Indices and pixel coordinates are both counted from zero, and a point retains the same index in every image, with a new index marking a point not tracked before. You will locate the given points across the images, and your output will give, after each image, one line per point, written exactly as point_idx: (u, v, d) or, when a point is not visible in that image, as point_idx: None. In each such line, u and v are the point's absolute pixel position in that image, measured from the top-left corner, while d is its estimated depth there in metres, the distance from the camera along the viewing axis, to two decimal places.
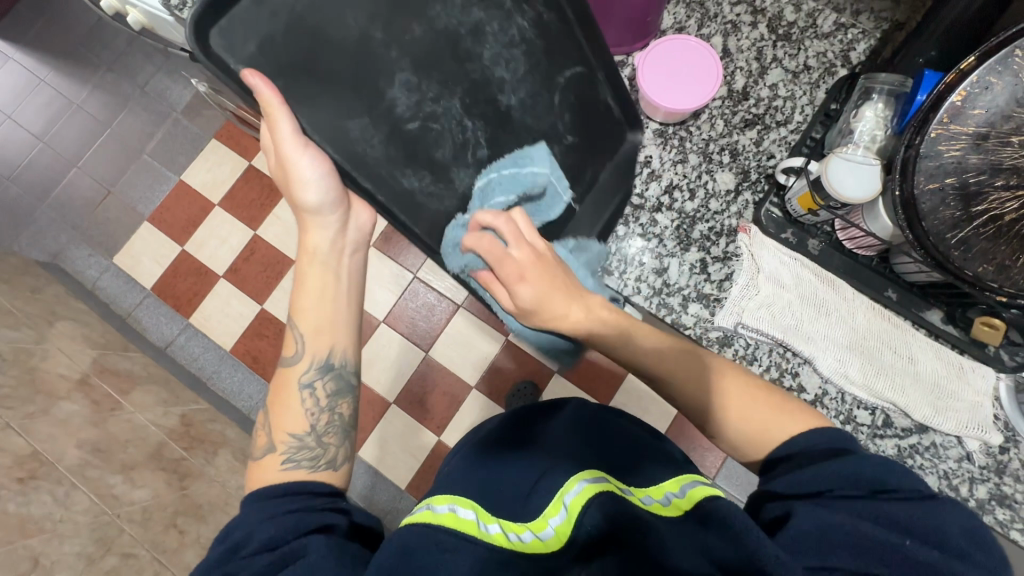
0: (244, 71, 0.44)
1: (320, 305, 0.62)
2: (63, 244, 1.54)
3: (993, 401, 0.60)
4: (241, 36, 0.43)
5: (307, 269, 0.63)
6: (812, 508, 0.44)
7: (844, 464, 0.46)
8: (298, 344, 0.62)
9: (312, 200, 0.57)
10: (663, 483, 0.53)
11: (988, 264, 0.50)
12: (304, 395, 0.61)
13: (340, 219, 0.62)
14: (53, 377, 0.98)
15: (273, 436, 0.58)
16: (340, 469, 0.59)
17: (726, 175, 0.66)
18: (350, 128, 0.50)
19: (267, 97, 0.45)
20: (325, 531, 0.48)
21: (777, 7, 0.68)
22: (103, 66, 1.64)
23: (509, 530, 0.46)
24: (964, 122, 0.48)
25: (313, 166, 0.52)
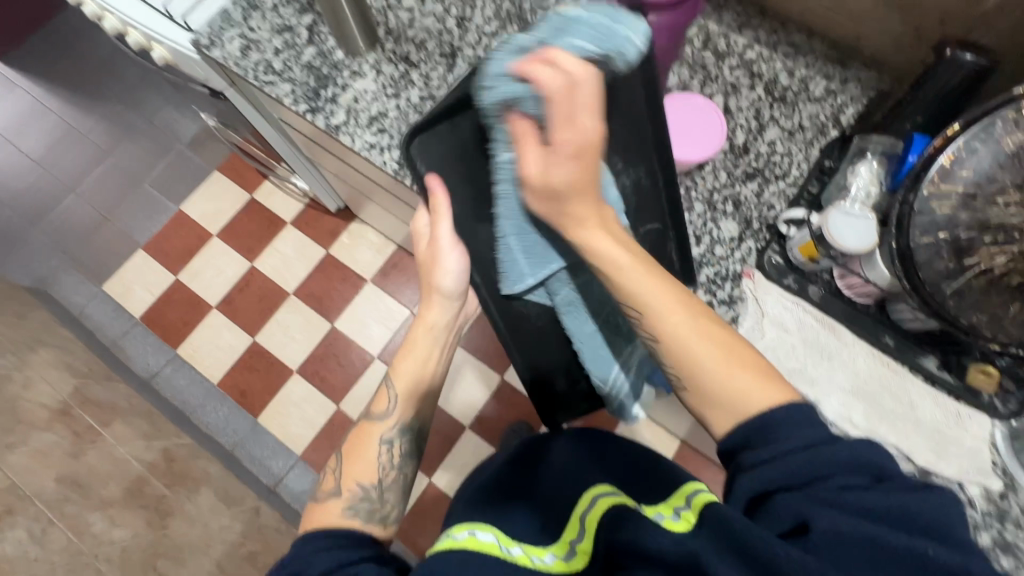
0: (428, 175, 0.53)
1: (419, 372, 0.64)
2: (51, 270, 1.51)
3: (991, 448, 0.60)
4: (440, 151, 0.54)
5: (418, 336, 0.65)
6: (825, 518, 0.37)
7: (839, 450, 0.40)
8: (390, 402, 0.63)
9: (451, 282, 0.60)
10: (669, 499, 0.51)
11: (981, 313, 0.53)
12: (380, 449, 0.61)
13: (459, 305, 0.64)
14: (33, 407, 0.94)
15: (341, 481, 0.57)
16: (389, 528, 0.57)
17: (730, 224, 0.69)
18: (480, 230, 0.57)
19: (439, 198, 0.54)
20: (375, 560, 0.48)
21: (772, 72, 0.74)
22: (110, 97, 1.67)
23: (532, 553, 0.50)
24: (954, 181, 0.52)
25: (458, 258, 0.58)
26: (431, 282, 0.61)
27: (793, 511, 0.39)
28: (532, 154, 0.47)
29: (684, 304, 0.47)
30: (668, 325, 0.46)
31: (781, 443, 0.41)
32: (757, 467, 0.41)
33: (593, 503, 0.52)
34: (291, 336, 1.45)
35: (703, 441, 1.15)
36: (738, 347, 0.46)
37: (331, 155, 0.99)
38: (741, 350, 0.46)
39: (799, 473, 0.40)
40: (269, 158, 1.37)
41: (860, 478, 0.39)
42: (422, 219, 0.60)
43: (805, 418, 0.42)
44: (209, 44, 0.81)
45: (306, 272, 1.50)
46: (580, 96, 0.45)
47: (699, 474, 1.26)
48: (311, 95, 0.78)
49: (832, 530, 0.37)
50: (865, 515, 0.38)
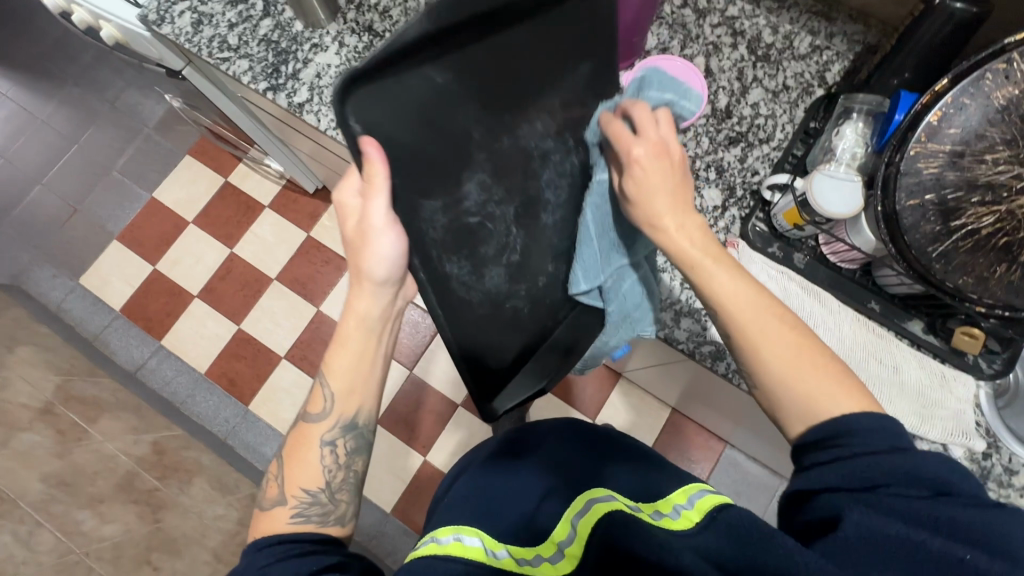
0: (363, 138, 0.40)
1: (356, 368, 0.57)
2: (24, 265, 1.47)
3: (974, 407, 0.61)
4: (379, 111, 0.41)
5: (351, 329, 0.57)
6: (860, 516, 0.40)
7: (904, 461, 0.42)
8: (326, 402, 0.57)
9: (381, 269, 0.52)
10: (670, 496, 0.52)
11: (967, 276, 0.52)
12: (323, 452, 0.57)
13: (395, 291, 0.57)
14: (13, 407, 0.93)
15: (284, 488, 0.55)
16: (348, 526, 0.57)
17: (713, 191, 0.67)
18: (421, 208, 0.45)
19: (377, 170, 0.42)
20: (339, 567, 0.48)
21: (755, 29, 0.70)
22: (69, 80, 1.59)
23: (518, 555, 0.49)
24: (941, 140, 0.50)
25: (392, 241, 0.48)
26: (361, 267, 0.53)
27: (832, 506, 0.42)
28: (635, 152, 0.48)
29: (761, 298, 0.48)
30: (739, 320, 0.47)
31: (857, 441, 0.44)
32: (814, 468, 0.45)
33: (586, 509, 0.51)
34: (276, 321, 1.43)
35: (692, 408, 1.16)
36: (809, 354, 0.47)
37: (300, 134, 0.94)
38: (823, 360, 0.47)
39: (855, 478, 0.43)
40: (240, 140, 1.32)
41: (914, 489, 0.41)
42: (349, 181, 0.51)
43: (881, 428, 0.44)
44: (158, 19, 0.75)
45: (288, 256, 1.46)
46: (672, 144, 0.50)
47: (691, 439, 1.28)
48: (271, 72, 0.74)
49: (862, 530, 0.40)
50: (906, 517, 0.40)
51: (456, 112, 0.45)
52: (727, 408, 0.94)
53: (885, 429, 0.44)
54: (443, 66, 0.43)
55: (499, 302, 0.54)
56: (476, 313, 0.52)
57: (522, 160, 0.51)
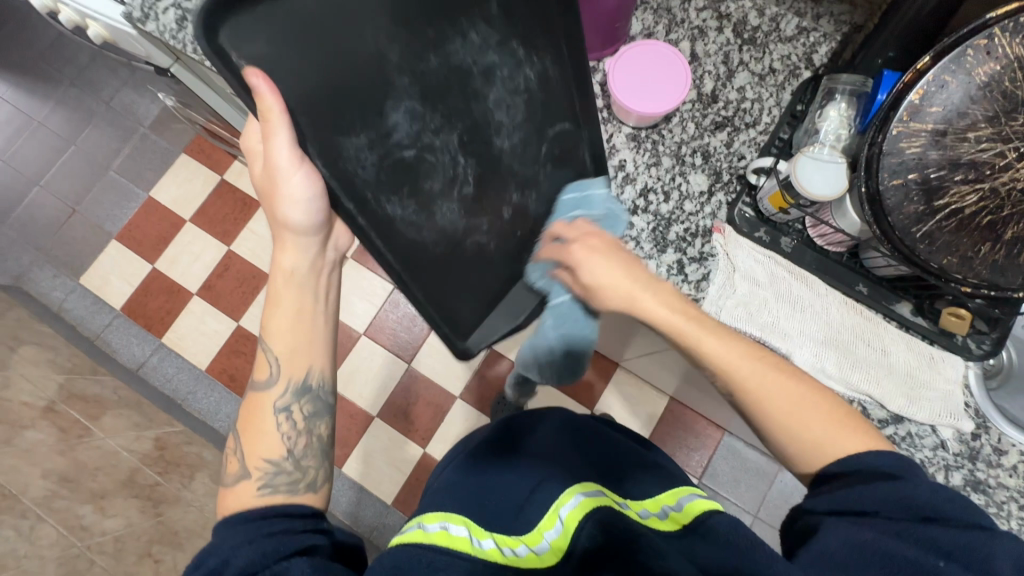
0: (247, 71, 0.38)
1: (295, 324, 0.60)
2: (25, 266, 1.48)
3: (963, 389, 0.60)
4: (262, 42, 0.39)
5: (281, 286, 0.61)
6: (838, 532, 0.43)
7: (892, 489, 0.44)
8: (272, 366, 0.59)
9: (300, 215, 0.55)
10: (659, 497, 0.55)
11: (952, 256, 0.51)
12: (279, 419, 0.58)
13: (321, 241, 0.61)
14: (16, 406, 0.94)
15: (246, 461, 0.56)
16: (320, 493, 0.57)
17: (699, 177, 0.67)
18: (344, 146, 0.44)
19: (271, 103, 0.39)
20: (307, 551, 0.47)
21: (741, 12, 0.70)
22: (64, 82, 1.59)
23: (504, 544, 0.48)
24: (922, 119, 0.49)
25: (303, 184, 0.50)
26: (279, 217, 0.56)
27: (818, 526, 0.45)
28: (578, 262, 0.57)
29: (750, 361, 0.53)
30: (740, 377, 0.53)
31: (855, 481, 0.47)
32: (812, 496, 0.48)
33: (576, 500, 0.50)
34: None
35: (689, 396, 1.16)
36: (815, 398, 0.52)
37: None
38: (827, 405, 0.52)
39: (842, 502, 0.46)
40: (233, 137, 1.32)
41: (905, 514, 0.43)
42: (255, 131, 0.54)
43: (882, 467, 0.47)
44: (143, 17, 0.76)
45: None
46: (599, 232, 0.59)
47: (689, 428, 1.28)
48: None
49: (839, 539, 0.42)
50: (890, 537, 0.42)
51: (364, 30, 0.43)
52: None
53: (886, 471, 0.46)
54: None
55: (457, 240, 0.56)
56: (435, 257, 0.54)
57: (460, 80, 0.50)
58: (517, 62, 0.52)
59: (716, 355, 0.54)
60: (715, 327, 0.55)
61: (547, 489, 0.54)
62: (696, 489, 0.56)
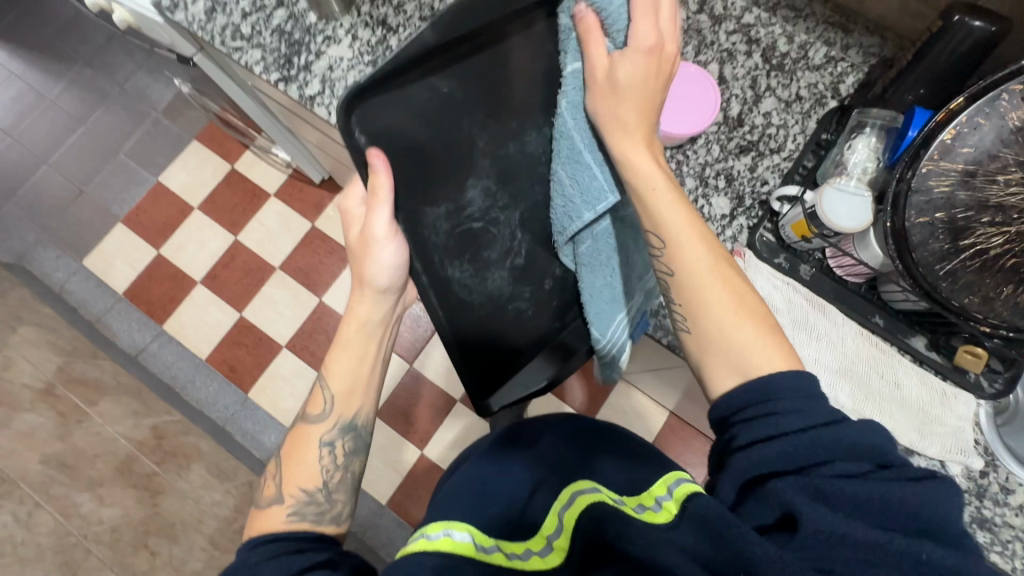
0: (369, 150, 0.44)
1: (355, 370, 0.59)
2: (29, 245, 1.47)
3: (973, 426, 0.61)
4: (388, 116, 0.45)
5: (351, 333, 0.59)
6: (816, 513, 0.37)
7: (839, 434, 0.40)
8: (326, 403, 0.58)
9: (381, 277, 0.54)
10: (652, 488, 0.51)
11: (973, 295, 0.52)
12: (322, 453, 0.57)
13: (397, 296, 0.59)
14: (15, 387, 0.93)
15: (282, 488, 0.55)
16: (344, 525, 0.57)
17: (722, 200, 0.67)
18: (426, 215, 0.48)
19: (381, 178, 0.44)
20: (329, 564, 0.47)
21: (770, 38, 0.70)
22: (79, 61, 1.58)
23: (509, 550, 0.49)
24: (953, 159, 0.50)
25: (393, 251, 0.51)
26: (362, 274, 0.55)
27: (783, 501, 0.39)
28: (597, 56, 0.49)
29: (695, 218, 0.50)
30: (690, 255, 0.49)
31: (785, 419, 0.41)
32: (752, 448, 0.42)
33: (571, 501, 0.50)
34: (278, 310, 1.43)
35: (690, 412, 1.16)
36: (747, 296, 0.48)
37: (309, 126, 0.94)
38: (752, 303, 0.48)
39: (790, 457, 0.40)
40: (247, 127, 1.32)
41: (858, 466, 0.39)
42: (356, 194, 0.55)
43: (803, 388, 0.43)
44: (172, 6, 0.75)
45: (292, 245, 1.46)
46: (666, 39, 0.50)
47: (687, 444, 1.28)
48: (283, 63, 0.74)
49: (818, 526, 0.37)
50: (856, 508, 0.37)
51: (462, 119, 0.48)
52: None
53: (819, 401, 0.42)
54: (446, 75, 0.47)
55: (501, 305, 0.56)
56: (479, 316, 0.55)
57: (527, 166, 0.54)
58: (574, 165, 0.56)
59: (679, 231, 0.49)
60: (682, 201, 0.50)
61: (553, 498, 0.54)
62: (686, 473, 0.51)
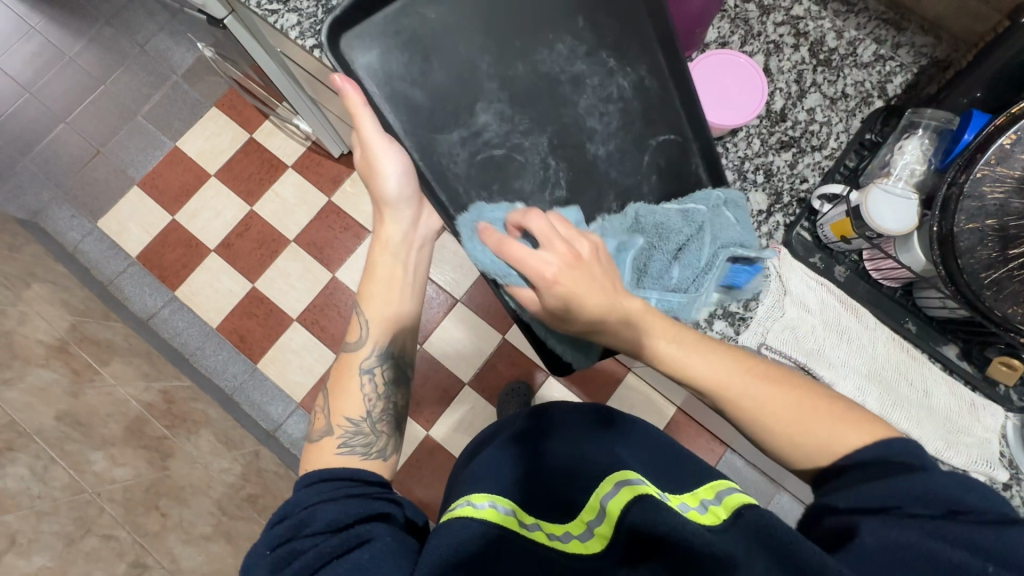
0: (336, 80, 0.54)
1: (389, 291, 0.62)
2: (44, 203, 1.46)
3: (1000, 438, 0.60)
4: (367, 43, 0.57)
5: (378, 258, 0.63)
6: (876, 529, 0.38)
7: (915, 482, 0.40)
8: (362, 329, 0.62)
9: (392, 189, 0.60)
10: (697, 489, 0.49)
11: (1018, 306, 0.50)
12: (363, 380, 0.61)
13: (417, 214, 0.63)
14: (30, 343, 0.93)
15: (329, 418, 0.57)
16: (389, 461, 0.58)
17: (759, 195, 0.66)
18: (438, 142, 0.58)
19: (351, 95, 0.54)
20: (385, 518, 0.48)
21: (819, 32, 0.68)
22: (100, 20, 1.56)
23: (549, 531, 0.49)
24: (1011, 165, 0.48)
25: (394, 156, 0.58)
26: (377, 194, 0.60)
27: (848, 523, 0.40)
28: (534, 299, 0.54)
29: (724, 369, 0.50)
30: (742, 407, 0.50)
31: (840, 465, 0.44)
32: (832, 493, 0.44)
33: (615, 489, 0.48)
34: (290, 282, 1.43)
35: (698, 409, 1.16)
36: (782, 386, 0.50)
37: (336, 96, 0.93)
38: (792, 389, 0.50)
39: (868, 498, 0.41)
40: (269, 96, 1.30)
41: (929, 510, 0.39)
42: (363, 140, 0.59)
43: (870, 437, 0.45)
44: None
45: (308, 219, 1.45)
46: (576, 249, 0.51)
47: (693, 440, 1.28)
48: (319, 28, 0.72)
49: (876, 540, 0.38)
50: (910, 528, 0.38)
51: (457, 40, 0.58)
52: None
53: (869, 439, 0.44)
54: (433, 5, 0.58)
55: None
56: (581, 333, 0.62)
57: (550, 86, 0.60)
58: (607, 71, 0.61)
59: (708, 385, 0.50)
60: (694, 340, 0.51)
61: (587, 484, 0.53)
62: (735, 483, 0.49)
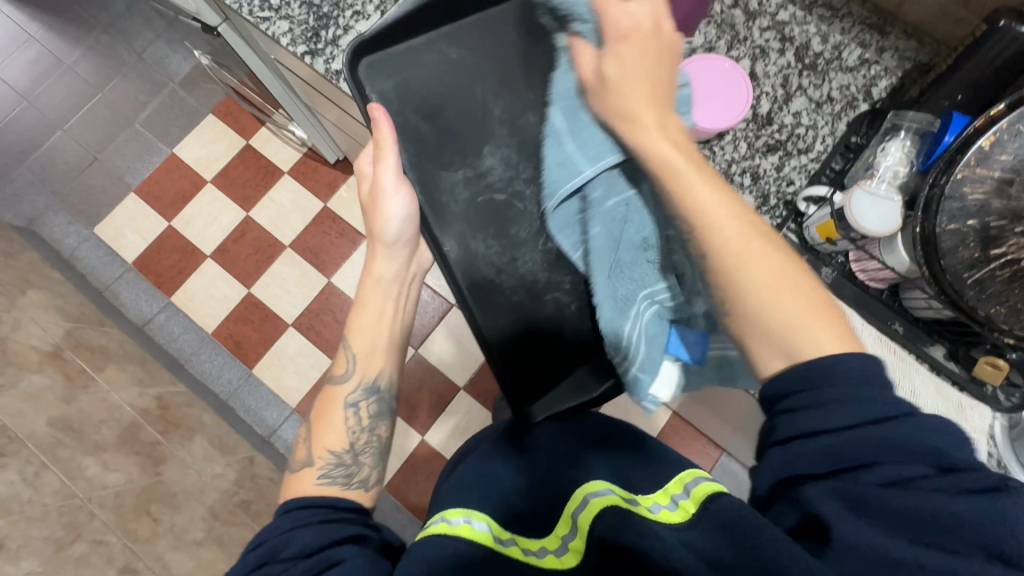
0: (370, 108, 0.54)
1: (376, 329, 0.63)
2: (41, 209, 1.47)
3: (987, 438, 0.61)
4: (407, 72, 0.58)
5: (368, 293, 0.64)
6: (847, 520, 0.35)
7: (894, 434, 0.37)
8: (348, 363, 0.61)
9: (392, 229, 0.61)
10: (668, 486, 0.50)
11: (1000, 305, 0.51)
12: (348, 413, 0.60)
13: (409, 252, 0.65)
14: (23, 349, 0.93)
15: (312, 450, 0.57)
16: (371, 491, 0.57)
17: (746, 198, 0.66)
18: (442, 178, 0.59)
19: (383, 129, 0.55)
20: (356, 539, 0.47)
21: (804, 37, 0.69)
22: (98, 28, 1.57)
23: (524, 546, 0.46)
24: (990, 166, 0.49)
25: (402, 201, 0.58)
26: (374, 230, 0.62)
27: (814, 503, 0.37)
28: (585, 61, 0.52)
29: (735, 207, 0.46)
30: (720, 233, 0.45)
31: (830, 414, 0.38)
32: (793, 443, 0.40)
33: (586, 502, 0.47)
34: (286, 288, 1.43)
35: (693, 413, 1.16)
36: (794, 276, 0.44)
37: (330, 102, 0.94)
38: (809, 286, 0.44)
39: (834, 457, 0.38)
40: (265, 102, 1.31)
41: (907, 469, 0.36)
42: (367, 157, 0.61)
43: (861, 377, 0.39)
44: None
45: (303, 225, 1.46)
46: (663, 28, 0.51)
47: (688, 445, 1.28)
48: (310, 36, 0.73)
49: (849, 531, 0.35)
50: (902, 519, 0.35)
51: (474, 85, 0.59)
52: (731, 417, 0.94)
53: (878, 398, 0.38)
54: (454, 45, 0.59)
55: (537, 293, 0.61)
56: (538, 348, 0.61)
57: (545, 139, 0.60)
58: None
59: (704, 203, 0.46)
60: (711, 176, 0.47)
61: (565, 497, 0.50)
62: (703, 473, 0.51)
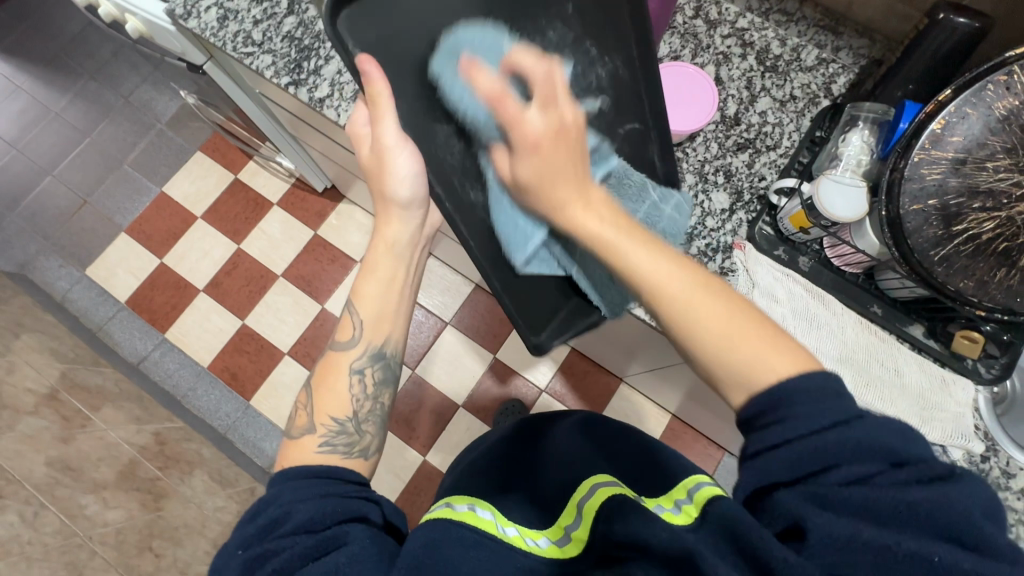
0: (361, 59, 0.44)
1: (381, 294, 0.61)
2: (31, 254, 1.48)
3: (973, 411, 0.62)
4: (373, 28, 0.44)
5: (380, 256, 0.61)
6: (821, 515, 0.35)
7: (848, 433, 0.37)
8: (355, 328, 0.60)
9: (405, 190, 0.56)
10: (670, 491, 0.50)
11: (968, 279, 0.53)
12: (353, 380, 0.60)
13: (422, 215, 0.62)
14: (19, 391, 0.93)
15: (313, 417, 0.56)
16: (370, 460, 0.57)
17: (721, 195, 0.69)
18: (438, 132, 0.50)
19: (378, 86, 0.45)
20: (364, 518, 0.47)
21: (764, 41, 0.73)
22: (85, 75, 1.61)
23: (526, 535, 0.50)
24: (943, 147, 0.52)
25: (407, 157, 0.52)
26: (385, 191, 0.57)
27: (787, 510, 0.37)
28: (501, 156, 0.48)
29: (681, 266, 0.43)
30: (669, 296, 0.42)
31: (789, 426, 0.38)
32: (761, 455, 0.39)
33: (592, 491, 0.50)
34: (279, 317, 1.44)
35: (691, 414, 1.17)
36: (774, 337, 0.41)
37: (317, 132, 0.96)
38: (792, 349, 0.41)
39: (801, 466, 0.38)
40: (251, 136, 1.33)
41: (870, 466, 0.36)
42: (362, 116, 0.56)
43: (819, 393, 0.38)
44: (184, 14, 0.77)
45: (295, 254, 1.47)
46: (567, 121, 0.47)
47: (689, 447, 1.28)
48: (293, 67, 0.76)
49: (830, 533, 0.34)
50: (869, 512, 0.35)
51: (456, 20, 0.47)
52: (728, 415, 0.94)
53: (830, 406, 0.38)
54: None
55: None
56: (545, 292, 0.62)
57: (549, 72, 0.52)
58: (591, 59, 0.53)
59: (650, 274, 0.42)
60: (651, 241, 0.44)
61: (569, 490, 0.54)
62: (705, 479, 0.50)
